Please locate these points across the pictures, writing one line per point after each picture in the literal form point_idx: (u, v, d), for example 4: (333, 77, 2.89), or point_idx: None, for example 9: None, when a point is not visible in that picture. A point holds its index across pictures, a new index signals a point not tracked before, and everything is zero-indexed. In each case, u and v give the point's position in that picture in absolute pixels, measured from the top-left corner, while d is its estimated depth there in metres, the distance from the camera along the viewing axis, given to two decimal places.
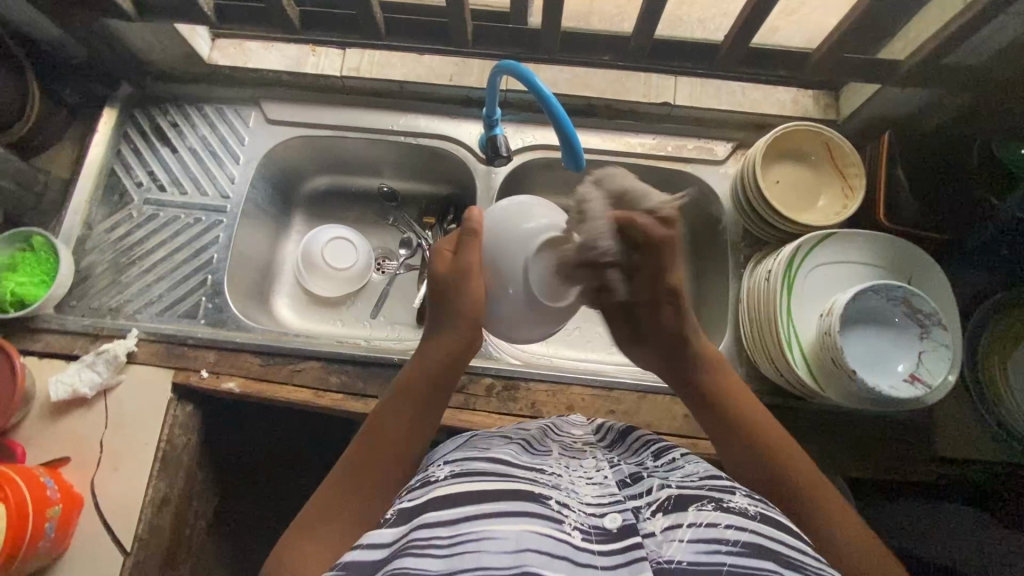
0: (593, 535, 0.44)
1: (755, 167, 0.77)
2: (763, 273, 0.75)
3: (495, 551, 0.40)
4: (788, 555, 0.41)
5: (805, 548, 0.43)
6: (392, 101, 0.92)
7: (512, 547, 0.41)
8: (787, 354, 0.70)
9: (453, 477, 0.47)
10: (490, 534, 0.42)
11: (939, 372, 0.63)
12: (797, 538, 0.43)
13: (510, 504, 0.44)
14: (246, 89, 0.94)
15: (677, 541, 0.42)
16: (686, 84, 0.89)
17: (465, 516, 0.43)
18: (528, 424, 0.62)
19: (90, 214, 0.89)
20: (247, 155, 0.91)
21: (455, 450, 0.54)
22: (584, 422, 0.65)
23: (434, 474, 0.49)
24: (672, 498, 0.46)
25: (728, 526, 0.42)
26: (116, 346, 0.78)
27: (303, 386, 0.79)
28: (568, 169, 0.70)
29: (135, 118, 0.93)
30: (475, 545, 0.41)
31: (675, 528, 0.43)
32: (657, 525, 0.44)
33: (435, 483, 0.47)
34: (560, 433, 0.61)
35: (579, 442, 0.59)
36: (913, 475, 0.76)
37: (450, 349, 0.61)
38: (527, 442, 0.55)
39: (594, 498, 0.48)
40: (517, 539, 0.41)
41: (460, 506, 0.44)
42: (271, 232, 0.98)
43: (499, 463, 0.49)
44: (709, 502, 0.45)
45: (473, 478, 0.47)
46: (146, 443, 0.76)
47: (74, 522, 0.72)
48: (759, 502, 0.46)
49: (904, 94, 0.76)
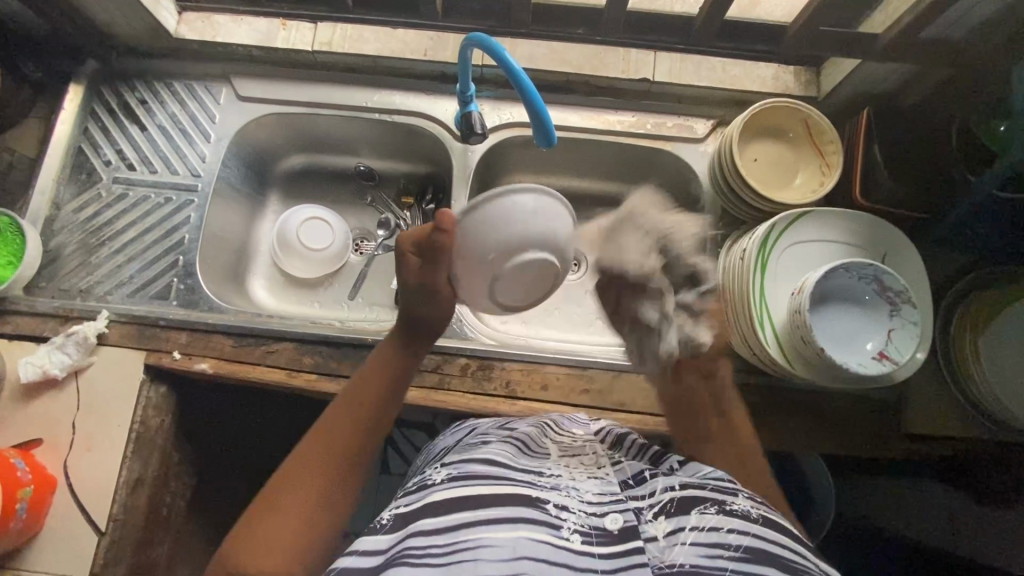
0: (595, 537, 0.44)
1: (733, 145, 0.76)
2: (738, 253, 0.75)
3: (491, 558, 0.40)
4: (796, 560, 0.41)
5: (807, 552, 0.43)
6: (366, 78, 0.90)
7: (508, 555, 0.40)
8: (759, 332, 0.69)
9: (451, 481, 0.48)
10: (486, 541, 0.41)
11: (907, 348, 0.64)
12: (799, 542, 0.44)
13: (508, 510, 0.44)
14: (216, 64, 0.91)
15: (680, 545, 0.43)
16: (663, 62, 0.87)
17: (462, 523, 0.43)
18: (520, 422, 0.63)
19: (58, 194, 0.87)
20: (218, 134, 0.89)
21: (453, 454, 0.55)
22: (586, 424, 0.66)
23: (430, 478, 0.50)
24: (676, 501, 0.47)
25: (730, 531, 0.43)
26: (86, 327, 0.78)
27: (277, 366, 0.78)
28: (540, 146, 0.68)
29: (102, 95, 0.91)
30: (471, 553, 0.40)
31: (677, 532, 0.44)
32: (659, 529, 0.45)
33: (435, 486, 0.48)
34: (561, 435, 0.61)
35: (579, 442, 0.60)
36: (883, 451, 0.77)
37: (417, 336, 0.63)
38: (525, 443, 0.56)
39: (596, 496, 0.48)
40: (513, 546, 0.41)
41: (458, 512, 0.44)
42: (246, 211, 0.96)
43: (497, 464, 0.50)
44: (712, 506, 0.46)
45: (470, 482, 0.47)
46: (120, 425, 0.76)
47: (48, 504, 0.73)
48: (762, 505, 0.47)
49: (883, 69, 0.75)
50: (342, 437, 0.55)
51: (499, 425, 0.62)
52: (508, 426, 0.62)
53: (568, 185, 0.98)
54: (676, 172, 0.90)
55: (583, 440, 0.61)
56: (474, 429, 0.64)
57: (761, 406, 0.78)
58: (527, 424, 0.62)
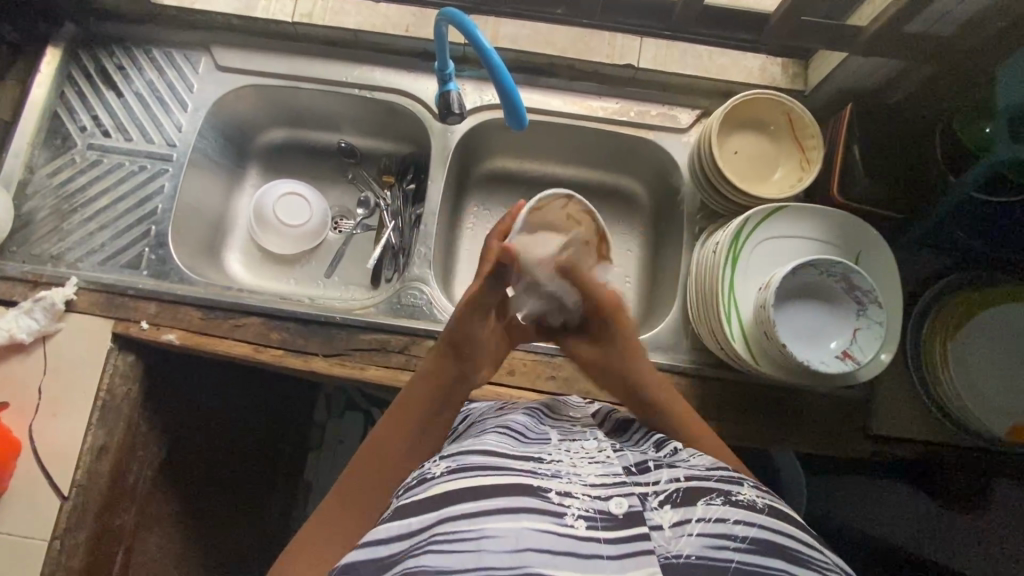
0: (599, 521, 0.44)
1: (712, 136, 0.75)
2: (710, 248, 0.73)
3: (496, 549, 0.41)
4: (797, 550, 0.45)
5: (808, 540, 0.46)
6: (347, 51, 0.89)
7: (512, 546, 0.41)
8: (725, 326, 0.68)
9: (450, 472, 0.48)
10: (489, 532, 0.42)
11: (870, 349, 0.63)
12: (800, 530, 0.46)
13: (509, 500, 0.44)
14: (196, 32, 0.90)
15: (686, 536, 0.44)
16: (650, 46, 0.86)
17: (465, 514, 0.43)
18: (512, 407, 0.64)
19: (32, 157, 0.86)
20: (195, 104, 0.88)
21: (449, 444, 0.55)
22: (583, 405, 0.69)
23: (429, 471, 0.50)
24: (681, 490, 0.48)
25: (736, 522, 0.45)
26: (54, 293, 0.77)
27: (244, 340, 0.78)
28: (512, 128, 0.68)
29: (81, 59, 0.90)
30: (475, 544, 0.41)
31: (684, 522, 0.45)
32: (665, 518, 0.45)
33: (435, 479, 0.48)
34: (558, 420, 0.62)
35: (579, 426, 0.61)
36: (847, 451, 0.76)
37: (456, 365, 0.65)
38: (522, 430, 0.56)
39: (598, 479, 0.49)
40: (517, 536, 0.42)
41: (459, 503, 0.44)
42: (223, 183, 0.95)
43: (495, 455, 0.50)
44: (719, 496, 0.47)
45: (471, 472, 0.47)
46: (85, 392, 0.76)
47: (11, 467, 0.73)
48: (766, 494, 0.49)
49: (869, 64, 0.74)
50: (376, 456, 0.57)
51: (497, 412, 0.63)
52: (501, 412, 0.62)
53: (550, 171, 0.98)
54: (659, 162, 0.89)
55: (582, 425, 0.61)
56: (469, 416, 0.64)
57: (725, 401, 0.77)
58: (523, 408, 0.63)
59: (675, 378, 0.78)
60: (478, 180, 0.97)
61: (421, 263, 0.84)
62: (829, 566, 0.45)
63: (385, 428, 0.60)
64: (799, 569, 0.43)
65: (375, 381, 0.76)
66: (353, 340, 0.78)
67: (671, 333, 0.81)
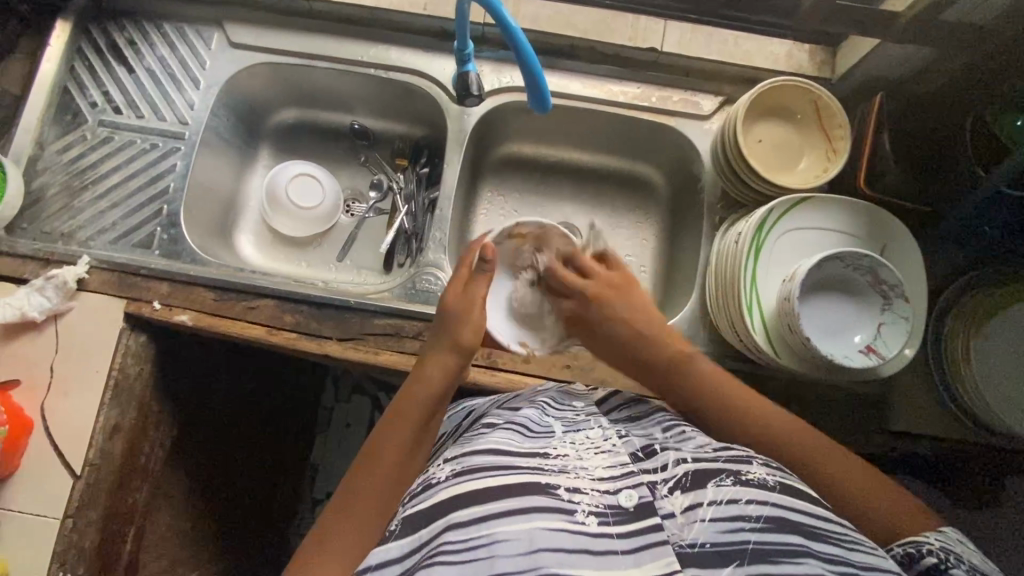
0: (611, 516, 0.45)
1: (737, 124, 0.73)
2: (733, 237, 0.72)
3: (509, 553, 0.42)
4: (813, 524, 0.44)
5: (825, 513, 0.45)
6: (363, 30, 0.87)
7: (525, 549, 0.42)
8: (746, 318, 0.68)
9: (455, 477, 0.48)
10: (503, 536, 0.43)
11: (895, 344, 0.62)
12: (815, 504, 0.46)
13: (518, 501, 0.45)
14: (209, 7, 0.88)
15: (699, 522, 0.45)
16: (674, 30, 0.84)
17: (475, 517, 0.44)
18: (519, 402, 0.63)
19: (41, 133, 0.84)
20: (208, 81, 0.87)
21: (452, 448, 0.54)
22: (585, 391, 0.68)
23: (435, 475, 0.50)
24: (690, 474, 0.48)
25: (749, 503, 0.45)
26: (65, 272, 0.76)
27: (257, 323, 0.77)
28: (534, 110, 0.67)
29: (91, 33, 0.88)
30: (488, 550, 0.42)
31: (696, 507, 0.46)
32: (676, 505, 0.46)
33: (440, 485, 0.48)
34: (561, 408, 0.62)
35: (583, 413, 0.60)
36: (864, 447, 0.76)
37: (455, 367, 0.66)
38: (526, 425, 0.56)
39: (606, 472, 0.49)
40: (530, 538, 0.43)
41: (470, 506, 0.45)
42: (234, 163, 0.94)
43: (501, 454, 0.50)
44: (728, 477, 0.47)
45: (476, 475, 0.47)
46: (98, 371, 0.76)
47: (23, 446, 0.73)
48: (777, 471, 0.48)
49: (901, 52, 0.72)
50: (371, 473, 0.56)
51: (502, 405, 0.63)
52: (512, 407, 0.62)
53: (565, 157, 0.96)
54: (679, 150, 0.87)
55: (587, 412, 0.60)
56: (475, 413, 0.65)
57: None
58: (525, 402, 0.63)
59: None
60: (493, 165, 0.96)
61: (435, 248, 0.83)
62: (850, 537, 0.44)
63: (380, 442, 0.58)
64: (817, 543, 0.43)
65: (389, 366, 0.76)
66: (368, 324, 0.77)
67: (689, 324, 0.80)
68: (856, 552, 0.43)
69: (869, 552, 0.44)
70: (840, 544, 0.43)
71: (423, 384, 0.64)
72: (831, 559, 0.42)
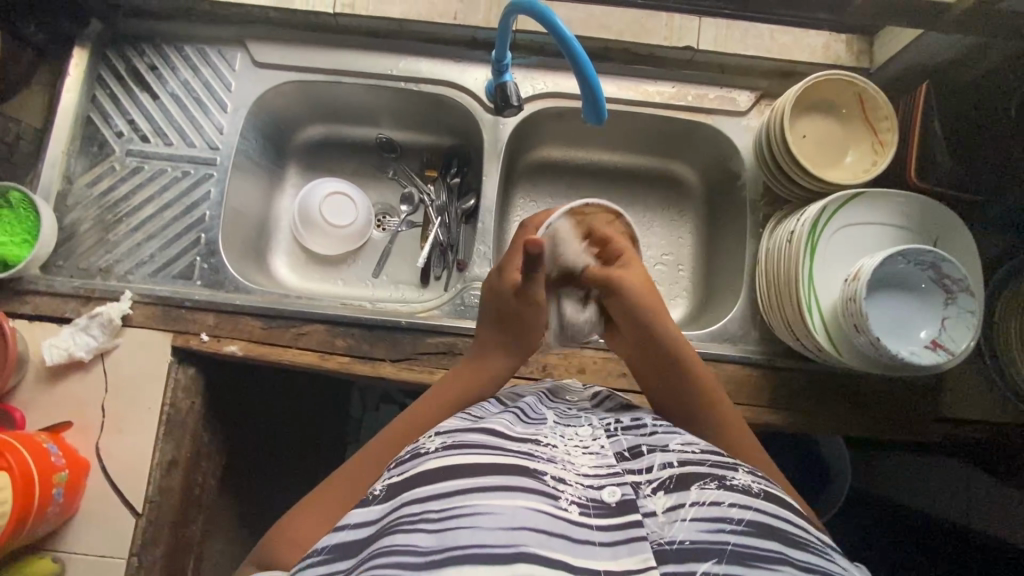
0: (592, 509, 0.42)
1: (786, 122, 0.72)
2: (785, 234, 0.72)
3: (490, 526, 0.39)
4: (794, 533, 0.42)
5: (805, 523, 0.43)
6: (390, 43, 0.85)
7: (506, 524, 0.39)
8: (807, 318, 0.68)
9: (445, 449, 0.45)
10: (485, 509, 0.40)
11: (962, 338, 0.62)
12: (797, 514, 0.44)
13: (505, 480, 0.42)
14: (231, 27, 0.85)
15: (680, 522, 0.41)
16: (710, 26, 0.82)
17: (458, 489, 0.42)
18: (524, 390, 0.64)
19: (69, 166, 0.82)
20: (235, 104, 0.85)
21: (449, 420, 0.51)
22: (581, 390, 0.66)
23: (424, 445, 0.47)
24: (674, 476, 0.45)
25: (732, 505, 0.42)
26: (110, 309, 0.75)
27: (308, 349, 0.77)
28: (588, 121, 0.67)
29: (110, 60, 0.85)
30: (469, 520, 0.39)
31: (678, 508, 0.42)
32: (659, 504, 0.43)
33: (428, 455, 0.45)
34: (557, 403, 0.60)
35: (576, 410, 0.59)
36: (921, 435, 0.76)
37: (489, 359, 0.65)
38: (522, 413, 0.54)
39: (591, 469, 0.46)
40: (513, 515, 0.40)
41: (457, 479, 0.42)
42: (264, 184, 0.92)
43: (493, 435, 0.47)
44: (712, 481, 0.44)
45: (465, 450, 0.44)
46: (150, 408, 0.75)
47: (82, 486, 0.72)
48: (762, 479, 0.46)
49: (945, 40, 0.71)
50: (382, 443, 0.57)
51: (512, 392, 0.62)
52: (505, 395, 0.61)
53: (599, 159, 0.95)
54: (717, 147, 0.86)
55: (580, 408, 0.59)
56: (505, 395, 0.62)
57: (797, 389, 0.76)
58: (532, 393, 0.61)
59: (747, 369, 0.77)
60: (524, 171, 0.95)
61: (480, 261, 0.83)
62: (827, 550, 0.42)
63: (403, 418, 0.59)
64: (798, 552, 0.40)
65: None
66: (419, 344, 0.77)
67: (739, 323, 0.79)
68: (834, 567, 0.41)
69: (842, 566, 0.41)
70: (823, 555, 0.41)
71: (470, 372, 0.64)
72: (808, 567, 0.40)
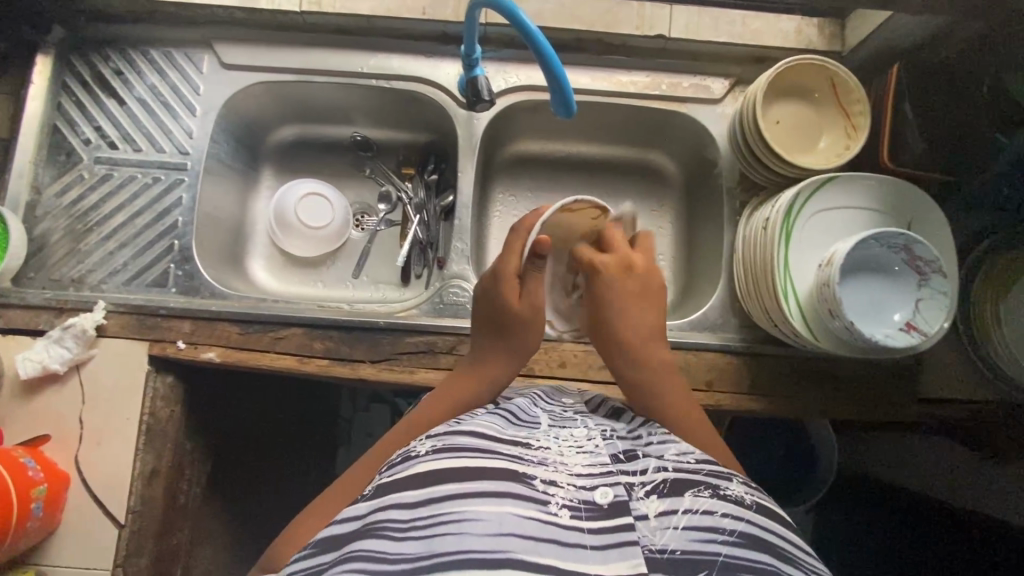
0: (584, 511, 0.41)
1: (758, 107, 0.72)
2: (760, 222, 0.72)
3: (478, 533, 0.39)
4: (782, 546, 0.42)
5: (794, 538, 0.43)
6: (359, 40, 0.84)
7: (493, 531, 0.39)
8: (783, 304, 0.68)
9: (436, 453, 0.45)
10: (471, 515, 0.40)
11: (936, 320, 0.63)
12: (787, 528, 0.44)
13: (496, 484, 0.42)
14: (197, 29, 0.84)
15: (672, 530, 0.41)
16: (682, 14, 0.82)
17: (448, 495, 0.41)
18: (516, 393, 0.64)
19: (36, 176, 0.81)
20: (204, 107, 0.83)
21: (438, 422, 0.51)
22: (576, 394, 0.66)
23: (415, 448, 0.47)
24: (669, 482, 0.45)
25: (724, 515, 0.42)
26: (83, 320, 0.74)
27: (287, 353, 0.76)
28: (559, 115, 0.67)
29: (74, 66, 0.84)
30: (456, 526, 0.39)
31: (670, 514, 0.42)
32: (652, 509, 0.43)
33: (419, 458, 0.45)
34: (552, 404, 0.60)
35: (570, 411, 0.58)
36: (899, 414, 0.76)
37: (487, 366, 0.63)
38: (515, 414, 0.54)
39: (585, 468, 0.45)
40: (499, 521, 0.39)
41: (448, 483, 0.42)
42: (238, 187, 0.91)
43: (483, 437, 0.46)
44: (706, 489, 0.44)
45: (457, 454, 0.44)
46: (128, 418, 0.74)
47: (63, 500, 0.72)
48: (755, 491, 0.46)
49: (916, 22, 0.71)
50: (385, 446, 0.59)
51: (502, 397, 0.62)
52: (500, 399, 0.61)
53: (576, 151, 0.94)
54: (693, 135, 0.86)
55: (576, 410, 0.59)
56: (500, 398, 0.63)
57: (777, 375, 0.77)
58: (519, 395, 0.62)
59: (728, 357, 0.77)
60: (501, 165, 0.94)
61: (458, 258, 0.82)
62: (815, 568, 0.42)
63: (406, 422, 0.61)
64: (785, 565, 0.41)
65: (426, 383, 0.75)
66: (399, 344, 0.76)
67: (720, 311, 0.79)
68: None
69: None
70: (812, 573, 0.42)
71: (472, 376, 0.63)
72: None
